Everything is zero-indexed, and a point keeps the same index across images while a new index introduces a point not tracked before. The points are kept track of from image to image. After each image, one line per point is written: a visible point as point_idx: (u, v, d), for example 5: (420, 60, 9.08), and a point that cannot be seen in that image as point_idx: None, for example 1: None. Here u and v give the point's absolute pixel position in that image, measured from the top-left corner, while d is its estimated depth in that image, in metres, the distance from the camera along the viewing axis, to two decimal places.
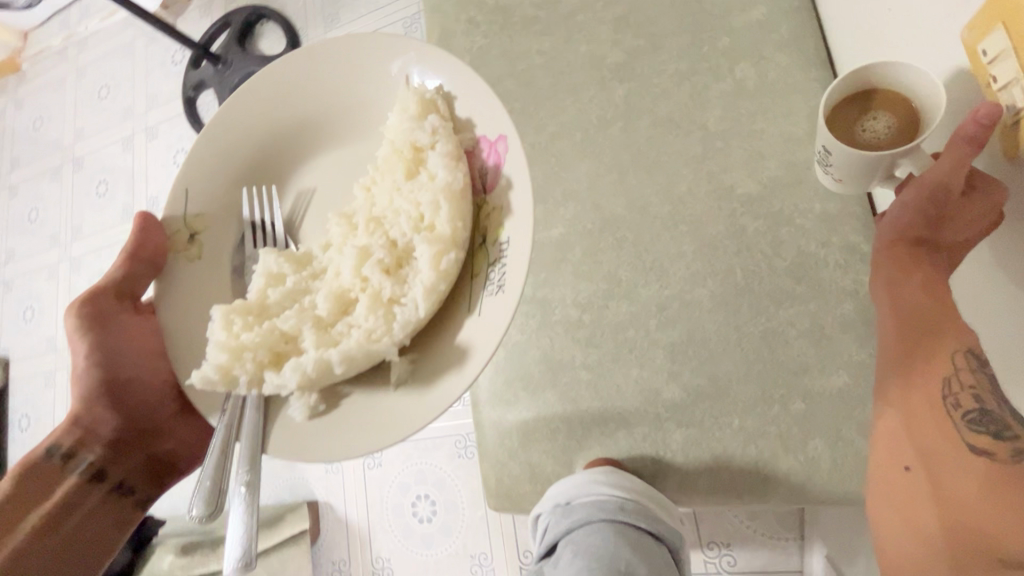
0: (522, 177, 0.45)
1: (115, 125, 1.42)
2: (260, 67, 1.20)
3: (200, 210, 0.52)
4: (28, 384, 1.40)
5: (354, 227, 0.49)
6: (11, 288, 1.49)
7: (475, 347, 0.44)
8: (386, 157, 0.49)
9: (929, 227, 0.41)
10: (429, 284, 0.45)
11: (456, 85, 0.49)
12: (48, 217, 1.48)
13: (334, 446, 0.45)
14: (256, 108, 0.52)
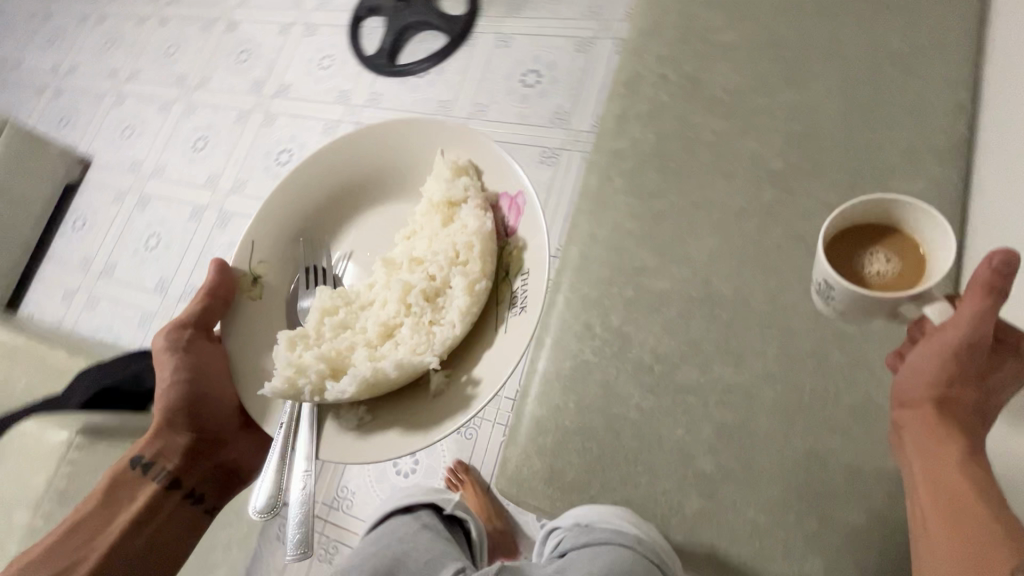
0: (535, 226, 0.64)
1: (280, 8, 1.51)
2: (435, 20, 1.29)
3: (267, 260, 0.71)
4: (98, 193, 1.47)
5: (394, 274, 0.68)
6: (122, 103, 1.57)
7: (501, 358, 0.61)
8: (427, 216, 0.69)
9: (946, 386, 0.48)
10: (463, 306, 0.62)
11: (475, 154, 0.70)
12: (184, 58, 1.56)
13: (376, 450, 0.61)
14: (314, 188, 0.74)
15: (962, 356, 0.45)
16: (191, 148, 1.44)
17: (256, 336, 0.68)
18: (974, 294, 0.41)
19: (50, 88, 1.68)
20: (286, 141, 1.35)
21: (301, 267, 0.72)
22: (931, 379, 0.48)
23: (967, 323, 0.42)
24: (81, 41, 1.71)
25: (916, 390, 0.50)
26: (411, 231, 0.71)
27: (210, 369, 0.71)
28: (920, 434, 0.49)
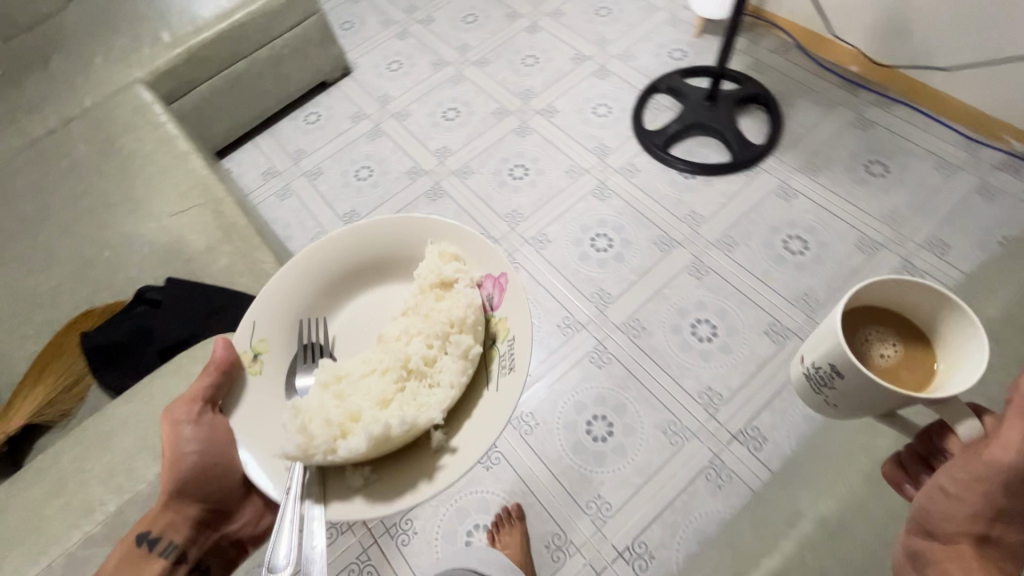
0: (520, 309, 0.72)
1: (584, 39, 1.52)
2: (731, 134, 1.25)
3: (264, 335, 0.73)
4: (340, 102, 1.52)
5: (391, 347, 0.72)
6: (404, 38, 1.63)
7: (492, 415, 0.67)
8: (422, 297, 0.75)
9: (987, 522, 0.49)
10: (457, 371, 0.68)
11: (457, 242, 0.78)
12: (476, 31, 1.61)
13: (381, 504, 0.64)
14: (301, 276, 0.77)
15: (1006, 486, 0.46)
16: (440, 112, 1.45)
17: (255, 394, 0.70)
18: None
19: None
20: (527, 157, 1.34)
21: (294, 343, 0.74)
22: (964, 513, 0.49)
23: (1011, 445, 0.45)
24: None
25: (950, 523, 0.50)
26: (406, 308, 0.75)
27: (224, 440, 0.69)
28: None
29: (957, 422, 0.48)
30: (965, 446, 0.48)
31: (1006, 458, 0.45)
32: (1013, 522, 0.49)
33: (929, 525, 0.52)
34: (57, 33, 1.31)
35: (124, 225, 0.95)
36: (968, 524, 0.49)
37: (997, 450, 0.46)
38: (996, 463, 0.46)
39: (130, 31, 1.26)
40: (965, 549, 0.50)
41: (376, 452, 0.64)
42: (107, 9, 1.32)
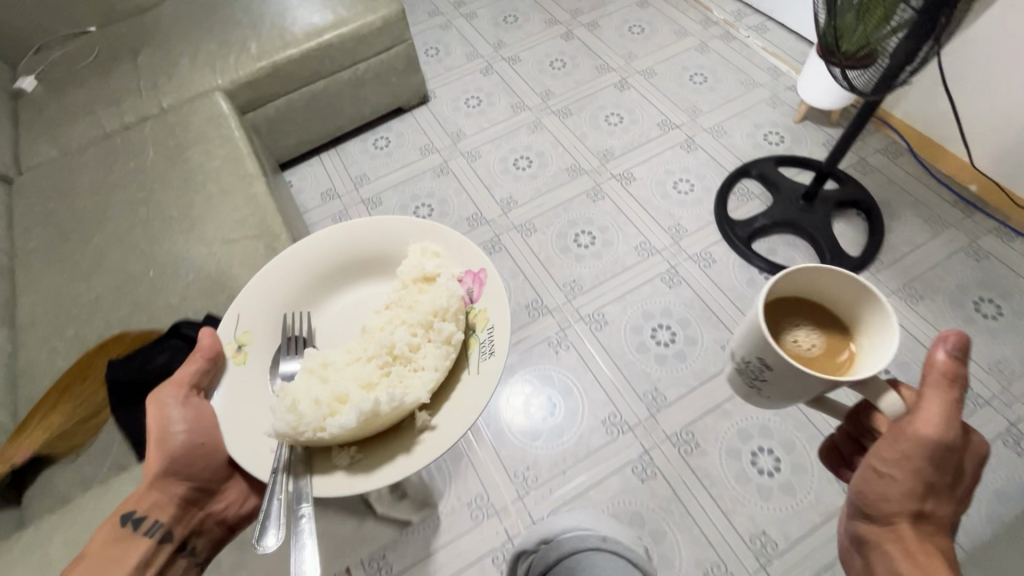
0: (496, 300, 0.76)
1: (675, 105, 1.44)
2: (823, 239, 1.13)
3: (249, 327, 0.76)
4: (413, 130, 1.47)
5: (375, 337, 0.75)
6: (487, 74, 1.58)
7: (472, 396, 0.70)
8: (405, 291, 0.79)
9: (919, 499, 0.53)
10: (438, 357, 0.71)
11: (436, 240, 0.83)
12: (563, 77, 1.54)
13: (368, 478, 0.65)
14: (284, 275, 0.80)
15: (931, 461, 0.50)
16: (512, 159, 1.39)
17: (239, 379, 0.72)
18: (935, 383, 0.49)
19: (444, 19, 1.76)
20: (596, 223, 1.25)
21: (280, 335, 0.77)
22: (899, 491, 0.53)
23: (934, 420, 0.49)
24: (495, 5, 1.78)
25: (894, 505, 0.54)
26: (392, 302, 0.79)
27: (209, 421, 0.71)
28: (900, 560, 0.52)
29: (888, 406, 0.50)
30: (892, 425, 0.51)
31: (929, 433, 0.49)
32: (938, 494, 0.53)
33: (874, 510, 0.55)
34: (153, 27, 1.31)
35: (175, 244, 0.91)
36: (905, 501, 0.53)
37: (925, 425, 0.49)
38: (922, 438, 0.49)
39: (222, 36, 1.24)
40: (906, 529, 0.53)
41: (364, 430, 0.66)
42: (205, 11, 1.32)
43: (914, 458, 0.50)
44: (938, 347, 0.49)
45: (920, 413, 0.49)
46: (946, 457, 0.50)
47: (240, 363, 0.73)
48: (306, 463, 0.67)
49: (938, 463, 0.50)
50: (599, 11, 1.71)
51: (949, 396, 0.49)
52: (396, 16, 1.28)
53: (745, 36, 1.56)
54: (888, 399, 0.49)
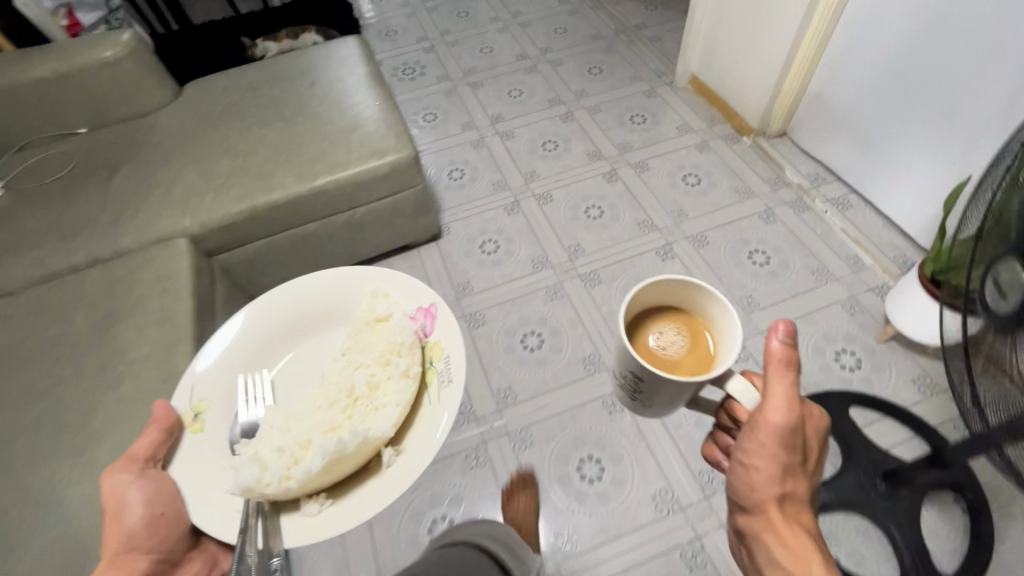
0: (452, 332, 0.77)
1: (727, 291, 1.20)
2: (908, 544, 0.85)
3: (204, 395, 0.74)
4: (417, 274, 1.28)
5: (336, 382, 0.76)
6: (512, 212, 1.38)
7: (435, 427, 0.70)
8: (361, 331, 0.79)
9: (780, 487, 0.57)
10: (400, 396, 0.71)
11: (386, 280, 0.84)
12: (598, 231, 1.33)
13: (345, 517, 0.66)
14: (234, 338, 0.78)
15: (781, 443, 0.55)
16: (520, 332, 1.17)
17: (196, 454, 0.70)
18: (776, 370, 0.55)
19: (477, 136, 1.59)
20: (608, 447, 1.01)
21: (234, 396, 0.75)
22: (763, 477, 0.57)
23: (778, 403, 0.54)
24: (534, 125, 1.60)
25: (764, 493, 0.57)
26: (349, 348, 0.79)
27: (167, 492, 0.67)
28: (772, 547, 0.56)
29: (744, 392, 0.55)
30: (749, 417, 0.56)
31: (777, 417, 0.54)
32: (795, 473, 0.58)
33: (743, 500, 0.59)
34: (143, 140, 1.17)
35: (57, 471, 0.72)
36: (770, 483, 0.57)
37: (770, 409, 0.54)
38: (770, 421, 0.54)
39: (210, 166, 1.09)
40: (777, 514, 0.57)
41: (325, 476, 0.65)
42: (203, 127, 1.18)
43: (769, 447, 0.55)
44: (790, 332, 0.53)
45: (767, 400, 0.54)
46: (797, 435, 0.55)
47: (197, 431, 0.72)
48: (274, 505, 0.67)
49: (789, 443, 0.55)
50: (651, 150, 1.49)
51: (786, 378, 0.55)
52: (406, 162, 1.10)
53: (824, 207, 1.31)
54: (741, 389, 0.54)
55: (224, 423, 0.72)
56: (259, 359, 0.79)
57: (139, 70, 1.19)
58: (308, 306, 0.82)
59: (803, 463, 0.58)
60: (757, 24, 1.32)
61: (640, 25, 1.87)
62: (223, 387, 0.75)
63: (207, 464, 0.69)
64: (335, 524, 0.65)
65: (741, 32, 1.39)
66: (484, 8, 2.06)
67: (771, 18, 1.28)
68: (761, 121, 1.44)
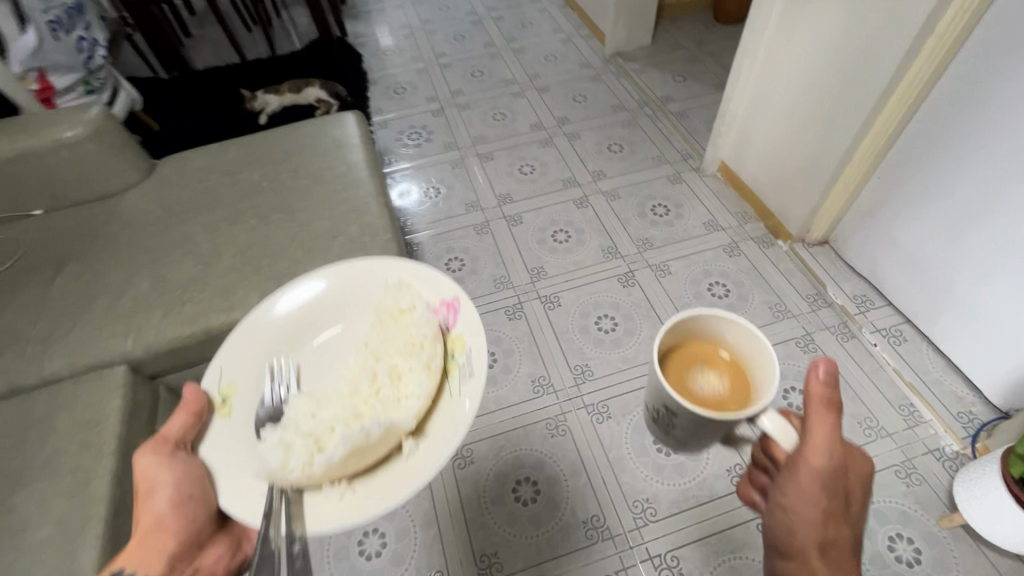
0: (475, 324, 0.71)
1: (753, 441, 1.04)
2: None
3: (231, 378, 0.71)
4: None
5: (360, 371, 0.71)
6: (514, 318, 1.25)
7: (458, 421, 0.63)
8: (385, 324, 0.74)
9: (823, 531, 0.55)
10: (425, 389, 0.65)
11: (410, 273, 0.80)
12: (609, 348, 1.18)
13: (364, 505, 0.59)
14: (258, 322, 0.76)
15: (824, 489, 0.53)
16: (513, 478, 1.02)
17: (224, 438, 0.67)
18: (816, 409, 0.53)
19: (481, 218, 1.45)
20: None
21: (259, 381, 0.71)
22: (804, 521, 0.56)
23: (822, 452, 0.53)
24: (545, 210, 1.46)
25: (806, 538, 0.56)
26: (371, 339, 0.73)
27: (197, 476, 0.65)
28: None
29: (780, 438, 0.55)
30: (788, 460, 0.55)
31: (818, 461, 0.52)
32: (839, 517, 0.56)
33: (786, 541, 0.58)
34: (99, 229, 1.04)
35: None
36: (810, 526, 0.55)
37: (812, 454, 0.53)
38: (811, 466, 0.53)
39: (167, 271, 0.95)
40: (817, 557, 0.55)
41: (350, 463, 0.59)
42: (170, 217, 1.04)
43: (810, 490, 0.53)
44: (821, 365, 0.51)
45: (808, 442, 0.53)
46: (839, 478, 0.53)
47: (226, 416, 0.69)
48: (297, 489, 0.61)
49: (830, 488, 0.53)
50: (674, 250, 1.34)
51: (829, 418, 0.53)
52: None
53: (874, 338, 1.13)
54: (775, 427, 0.55)
55: (250, 408, 0.69)
56: (282, 346, 0.75)
57: (104, 149, 1.06)
58: (329, 293, 0.78)
59: (845, 509, 0.57)
60: (806, 126, 1.17)
61: (666, 97, 1.73)
62: (249, 369, 0.72)
63: (233, 455, 0.66)
64: (354, 513, 0.58)
65: (786, 131, 1.23)
66: (500, 68, 1.94)
67: (824, 123, 1.12)
68: (800, 225, 1.28)
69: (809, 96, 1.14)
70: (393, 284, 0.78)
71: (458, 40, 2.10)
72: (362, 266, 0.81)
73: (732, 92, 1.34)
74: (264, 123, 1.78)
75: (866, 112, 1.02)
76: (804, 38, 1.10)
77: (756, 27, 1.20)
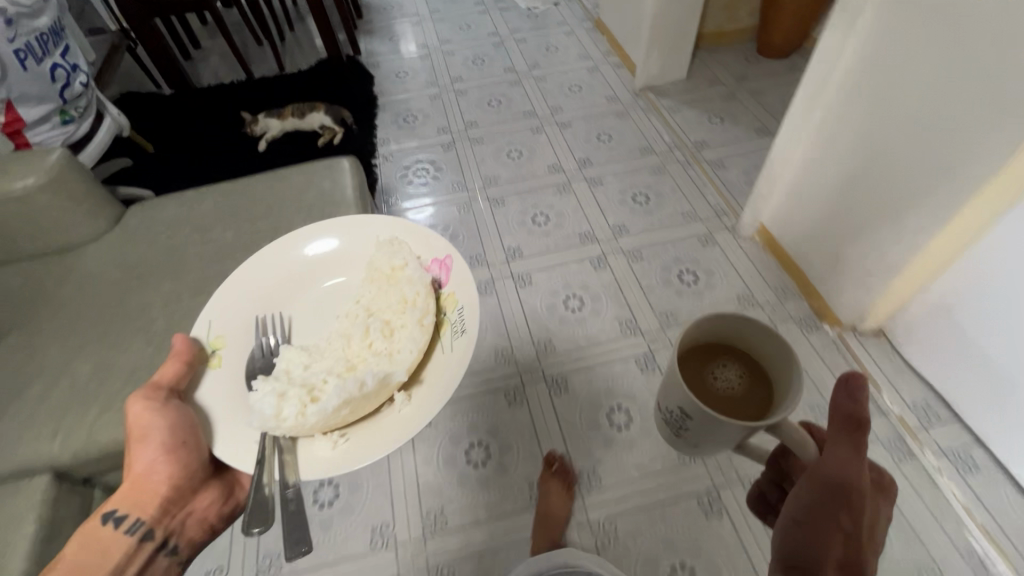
0: (467, 282, 0.74)
1: None
2: None
3: (222, 331, 0.74)
4: (380, 486, 0.99)
5: (353, 324, 0.75)
6: (514, 404, 1.08)
7: (447, 373, 0.67)
8: (375, 282, 0.77)
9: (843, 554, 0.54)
10: (415, 344, 0.69)
11: (402, 233, 0.83)
12: (623, 448, 1.01)
13: (356, 454, 0.64)
14: (254, 279, 0.79)
15: (847, 505, 0.55)
16: None
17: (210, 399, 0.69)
18: (844, 424, 0.57)
19: (486, 276, 1.30)
20: None
21: (249, 334, 0.75)
22: (824, 540, 0.55)
23: (838, 467, 0.56)
24: (558, 270, 1.30)
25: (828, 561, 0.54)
26: (361, 296, 0.77)
27: (188, 429, 0.69)
28: None
29: (799, 446, 0.60)
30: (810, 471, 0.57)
31: (845, 473, 0.55)
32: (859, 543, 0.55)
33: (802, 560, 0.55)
34: (50, 293, 0.91)
35: None
36: (826, 544, 0.55)
37: (837, 463, 0.55)
38: (837, 479, 0.55)
39: (115, 354, 0.82)
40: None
41: (342, 414, 0.64)
42: (128, 281, 0.92)
43: (835, 502, 0.55)
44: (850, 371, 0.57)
45: (835, 455, 0.56)
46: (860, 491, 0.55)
47: (216, 366, 0.72)
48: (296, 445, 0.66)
49: (846, 502, 0.54)
50: None
51: (855, 433, 0.57)
52: None
53: (940, 462, 0.96)
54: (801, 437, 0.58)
55: (241, 358, 0.73)
56: (276, 300, 0.79)
57: (60, 200, 0.94)
58: (325, 253, 0.83)
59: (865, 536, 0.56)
60: (870, 203, 0.99)
61: (700, 142, 1.56)
62: (238, 326, 0.76)
63: (228, 401, 0.69)
64: (351, 458, 0.63)
65: (845, 203, 1.05)
66: (519, 98, 1.80)
67: (894, 203, 0.94)
68: (853, 312, 1.11)
69: (872, 171, 0.97)
70: (384, 242, 0.81)
71: (477, 63, 1.95)
72: (358, 226, 0.84)
73: (779, 153, 1.17)
74: (264, 151, 1.65)
75: (949, 205, 0.84)
76: (874, 104, 0.93)
77: (813, 85, 1.03)
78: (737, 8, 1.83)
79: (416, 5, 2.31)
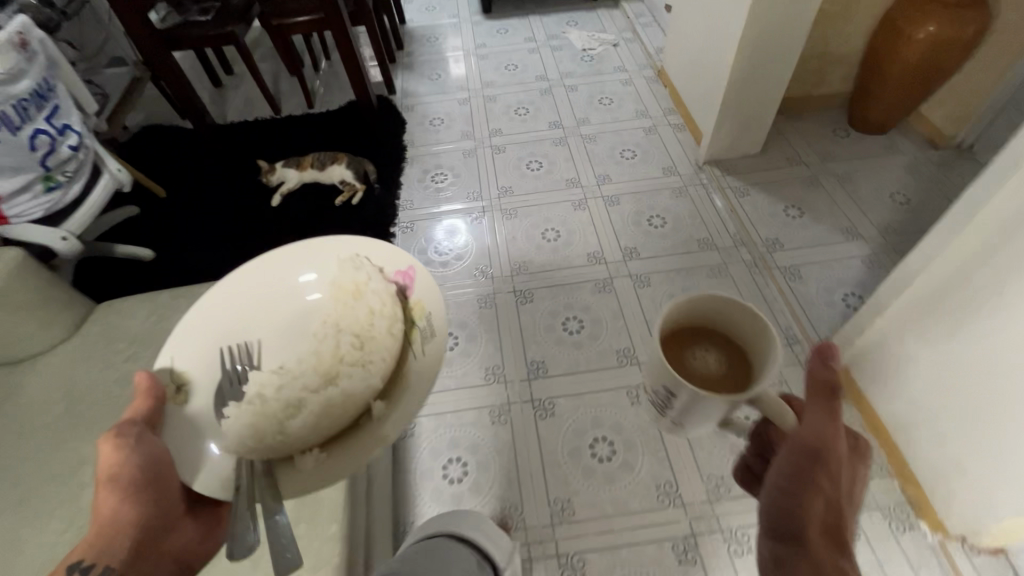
0: (431, 292, 0.72)
1: None
2: None
3: (185, 367, 0.67)
4: None
5: (326, 342, 0.75)
6: None
7: (423, 378, 0.66)
8: (344, 298, 0.77)
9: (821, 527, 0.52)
10: (387, 356, 0.72)
11: (358, 247, 0.78)
12: None
13: (336, 470, 0.61)
14: (210, 310, 0.73)
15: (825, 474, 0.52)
16: None
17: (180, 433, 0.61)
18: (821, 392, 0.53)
19: (501, 395, 1.10)
20: None
21: (213, 367, 0.68)
22: (805, 510, 0.53)
23: (813, 431, 0.52)
24: (587, 400, 1.08)
25: (812, 519, 0.52)
26: (332, 314, 0.76)
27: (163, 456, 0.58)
28: None
29: (775, 415, 0.54)
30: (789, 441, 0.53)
31: (823, 445, 0.51)
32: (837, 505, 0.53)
33: (787, 528, 0.53)
34: None
35: None
36: (808, 502, 0.52)
37: (815, 436, 0.52)
38: (813, 448, 0.52)
39: (35, 533, 0.68)
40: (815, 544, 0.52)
41: (325, 429, 0.65)
42: (71, 422, 0.78)
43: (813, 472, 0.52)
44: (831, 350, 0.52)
45: (813, 427, 0.52)
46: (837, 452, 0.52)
47: (182, 404, 0.64)
48: (269, 490, 0.59)
49: (824, 466, 0.51)
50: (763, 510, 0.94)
51: (831, 402, 0.52)
52: None
53: None
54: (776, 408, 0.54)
55: (212, 386, 0.67)
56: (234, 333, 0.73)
57: (5, 316, 0.81)
58: (282, 278, 0.78)
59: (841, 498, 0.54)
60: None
61: (771, 240, 1.31)
62: (195, 364, 0.68)
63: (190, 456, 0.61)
64: (329, 476, 0.60)
65: (981, 404, 0.78)
66: (562, 160, 1.59)
67: None
68: (967, 524, 0.85)
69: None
70: (344, 261, 0.78)
71: (519, 113, 1.75)
72: (312, 248, 0.79)
73: (885, 310, 0.89)
74: (277, 205, 1.50)
75: None
76: None
77: (945, 245, 0.76)
78: (829, 72, 1.56)
79: (461, 38, 2.13)
